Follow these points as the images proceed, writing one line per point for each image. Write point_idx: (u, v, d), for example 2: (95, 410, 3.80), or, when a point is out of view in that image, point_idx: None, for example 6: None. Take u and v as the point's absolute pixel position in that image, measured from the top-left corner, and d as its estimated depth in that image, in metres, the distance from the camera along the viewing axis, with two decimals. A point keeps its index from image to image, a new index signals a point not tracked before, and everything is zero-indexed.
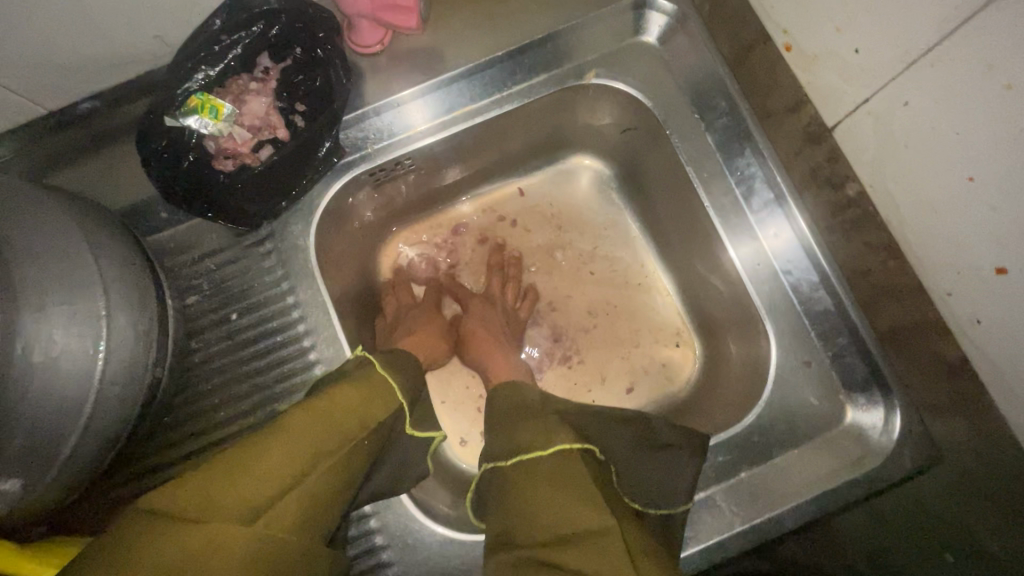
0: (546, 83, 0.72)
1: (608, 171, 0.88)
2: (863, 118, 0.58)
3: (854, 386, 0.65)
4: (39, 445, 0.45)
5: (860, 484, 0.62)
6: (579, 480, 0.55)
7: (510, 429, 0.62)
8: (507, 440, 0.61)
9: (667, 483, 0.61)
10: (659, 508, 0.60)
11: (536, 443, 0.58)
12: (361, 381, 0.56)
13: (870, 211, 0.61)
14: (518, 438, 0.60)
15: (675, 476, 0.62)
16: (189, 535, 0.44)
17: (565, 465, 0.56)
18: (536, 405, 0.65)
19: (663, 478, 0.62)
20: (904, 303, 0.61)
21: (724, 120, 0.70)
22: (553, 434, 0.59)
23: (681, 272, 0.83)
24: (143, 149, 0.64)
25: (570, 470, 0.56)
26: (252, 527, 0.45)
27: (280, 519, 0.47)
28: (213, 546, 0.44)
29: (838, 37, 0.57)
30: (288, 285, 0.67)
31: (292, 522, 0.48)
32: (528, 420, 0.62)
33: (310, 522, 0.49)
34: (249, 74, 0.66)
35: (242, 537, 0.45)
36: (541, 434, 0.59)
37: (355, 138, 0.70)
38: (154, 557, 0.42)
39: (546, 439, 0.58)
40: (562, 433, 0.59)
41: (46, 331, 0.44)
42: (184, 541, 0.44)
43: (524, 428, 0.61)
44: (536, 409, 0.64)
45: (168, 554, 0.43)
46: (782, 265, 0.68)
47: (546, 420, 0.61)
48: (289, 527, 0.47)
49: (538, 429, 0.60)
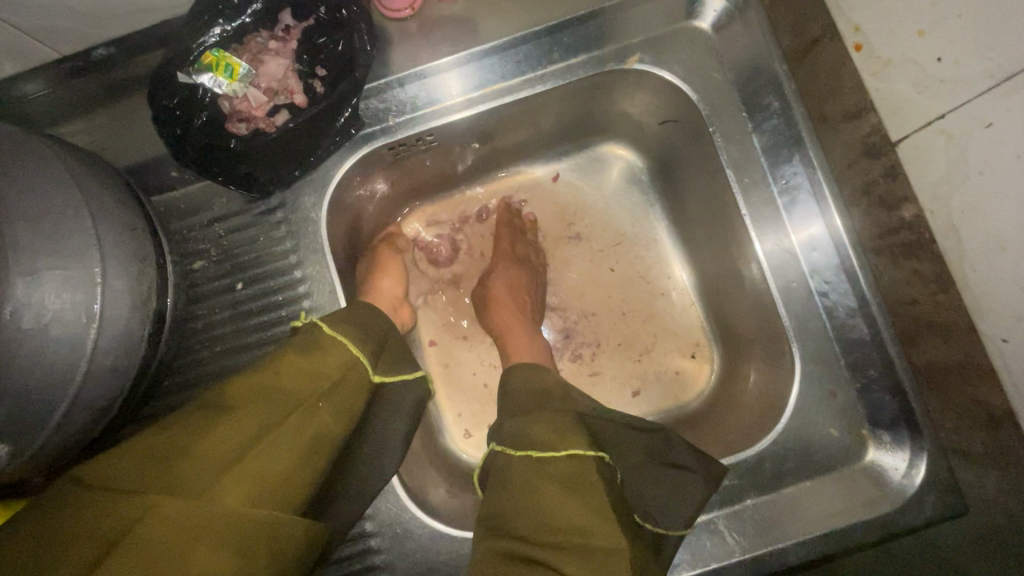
0: (584, 65, 0.66)
1: (641, 164, 0.83)
2: (933, 137, 0.52)
3: (880, 424, 0.61)
4: (25, 414, 0.44)
5: (874, 527, 0.59)
6: (591, 488, 0.53)
7: (523, 418, 0.61)
8: (520, 429, 0.59)
9: (666, 503, 0.59)
10: (656, 525, 0.58)
11: (549, 441, 0.57)
12: (315, 350, 0.54)
13: (924, 239, 0.55)
14: (532, 431, 0.58)
15: (677, 496, 0.59)
16: (124, 505, 0.43)
17: (577, 471, 0.54)
18: (557, 399, 0.63)
19: (664, 496, 0.60)
20: (949, 343, 0.56)
21: (774, 122, 0.64)
22: (565, 435, 0.57)
23: (705, 277, 0.79)
24: (154, 103, 0.60)
25: (581, 477, 0.54)
26: (196, 501, 0.44)
27: (227, 492, 0.45)
28: (150, 517, 0.43)
29: (922, 41, 0.52)
30: (295, 258, 0.65)
31: (239, 495, 0.45)
32: (543, 413, 0.61)
33: (260, 496, 0.46)
34: (269, 32, 0.63)
35: (177, 506, 0.43)
36: (555, 432, 0.57)
37: (376, 109, 0.65)
38: (95, 527, 0.42)
39: (559, 439, 0.57)
40: (575, 436, 0.57)
41: (37, 297, 0.43)
42: (125, 511, 0.43)
43: (538, 421, 0.60)
44: (555, 403, 0.62)
45: (110, 524, 0.42)
46: (817, 285, 0.63)
47: (563, 418, 0.60)
48: (232, 499, 0.45)
49: (553, 425, 0.59)
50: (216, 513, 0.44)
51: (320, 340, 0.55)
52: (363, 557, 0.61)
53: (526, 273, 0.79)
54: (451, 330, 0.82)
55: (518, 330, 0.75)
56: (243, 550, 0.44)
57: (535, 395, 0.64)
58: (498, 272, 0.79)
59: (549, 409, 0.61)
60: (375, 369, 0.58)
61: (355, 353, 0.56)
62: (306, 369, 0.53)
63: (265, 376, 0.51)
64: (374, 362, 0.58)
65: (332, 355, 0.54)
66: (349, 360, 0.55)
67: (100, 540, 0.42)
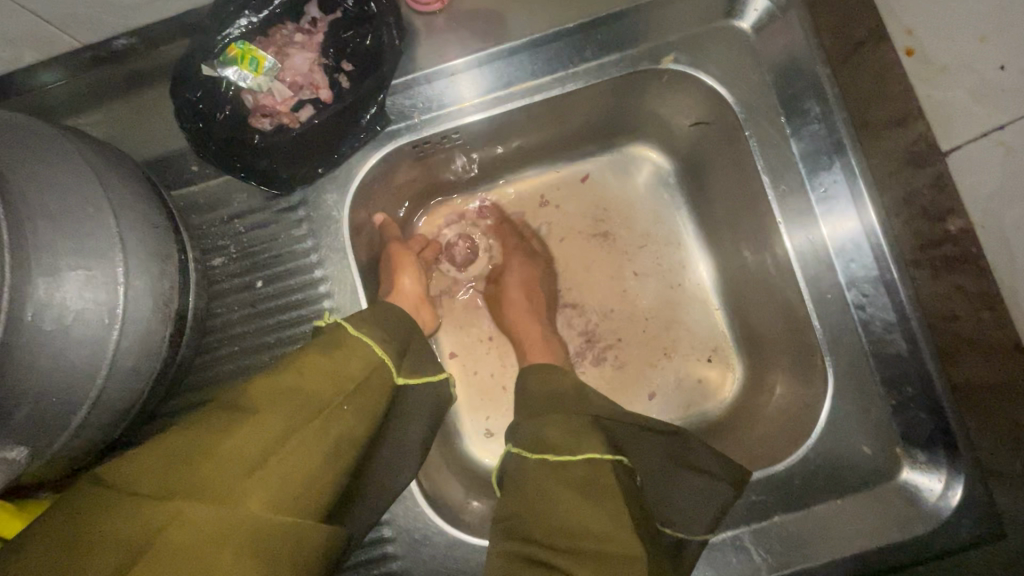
0: (618, 64, 0.64)
1: (669, 166, 0.80)
2: (990, 148, 0.53)
3: (916, 443, 0.59)
4: (45, 416, 0.43)
5: (907, 548, 0.57)
6: (608, 492, 0.51)
7: (538, 419, 0.59)
8: (535, 432, 0.58)
9: (688, 509, 0.58)
10: (675, 529, 0.57)
11: (565, 443, 0.55)
12: (337, 350, 0.53)
13: (970, 252, 0.55)
14: (547, 433, 0.57)
15: (700, 501, 0.58)
16: (146, 509, 0.42)
17: (592, 475, 0.53)
18: (571, 401, 0.62)
19: (684, 501, 0.59)
20: (993, 362, 0.56)
21: (814, 128, 0.62)
22: (582, 438, 0.55)
23: (732, 284, 0.77)
24: (177, 97, 0.59)
25: (597, 481, 0.52)
26: (220, 506, 0.43)
27: (251, 498, 0.44)
28: (173, 523, 0.42)
29: (983, 47, 0.54)
30: (316, 258, 0.63)
31: (263, 500, 0.44)
32: (557, 414, 0.59)
33: (285, 501, 0.45)
34: (295, 24, 0.61)
35: (200, 512, 0.42)
36: (571, 435, 0.56)
37: (403, 106, 0.64)
38: (116, 532, 0.41)
39: (575, 441, 0.55)
40: (592, 438, 0.55)
41: (58, 297, 0.41)
42: (146, 516, 0.42)
43: (553, 423, 0.58)
44: (570, 405, 0.61)
45: (131, 529, 0.41)
46: (855, 298, 0.60)
47: (580, 419, 0.58)
48: (257, 505, 0.44)
49: (568, 427, 0.57)
50: (239, 518, 0.43)
51: (341, 341, 0.53)
52: (379, 563, 0.60)
53: (542, 271, 0.81)
54: (468, 331, 0.81)
55: (530, 330, 0.76)
56: (266, 556, 0.43)
57: (549, 397, 0.63)
58: (512, 269, 0.80)
59: (565, 411, 0.60)
60: (400, 372, 0.56)
61: (377, 352, 0.54)
62: (327, 371, 0.51)
63: (285, 377, 0.50)
64: (398, 364, 0.56)
65: (353, 355, 0.53)
66: (371, 363, 0.53)
67: (122, 545, 0.41)
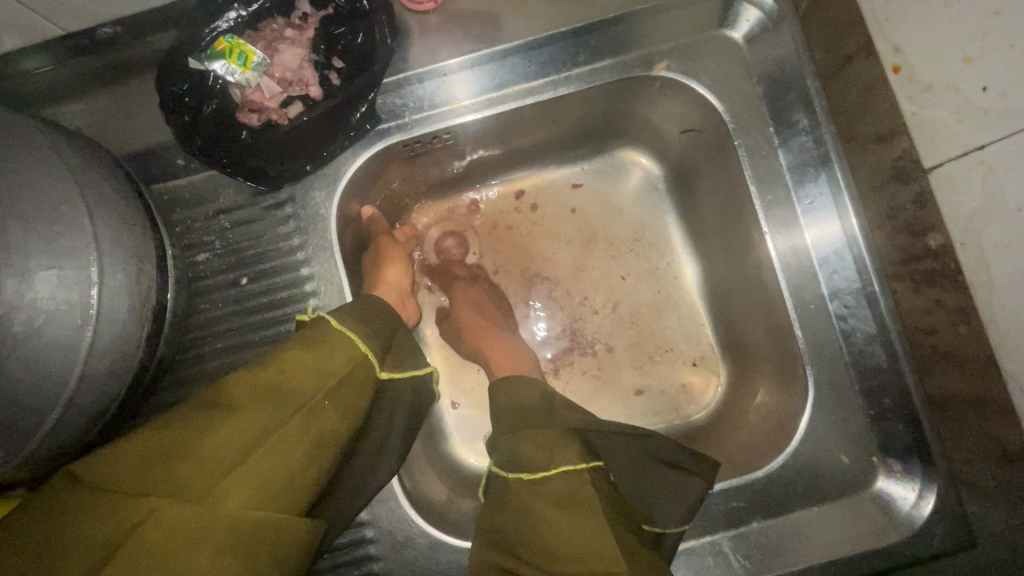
0: (610, 69, 0.64)
1: (660, 173, 0.81)
2: (970, 167, 0.52)
3: (891, 453, 0.60)
4: (19, 417, 0.43)
5: (880, 557, 0.58)
6: (586, 503, 0.51)
7: (512, 435, 0.59)
8: (510, 449, 0.58)
9: (663, 500, 0.59)
10: (653, 525, 0.57)
11: (538, 458, 0.55)
12: (318, 343, 0.52)
13: (950, 267, 0.55)
14: (520, 451, 0.57)
15: (677, 495, 0.58)
16: (123, 508, 0.42)
17: (572, 487, 0.52)
18: (541, 415, 0.62)
19: (661, 494, 0.59)
20: (967, 374, 0.56)
21: (802, 140, 0.63)
22: (556, 451, 0.55)
23: (716, 291, 0.78)
24: (162, 88, 0.58)
25: (577, 493, 0.52)
26: (199, 505, 0.42)
27: (231, 495, 0.43)
28: (151, 520, 0.41)
29: (967, 68, 0.52)
30: (302, 256, 0.63)
31: (241, 499, 0.43)
32: (532, 429, 0.59)
33: (264, 498, 0.44)
34: (285, 19, 0.60)
35: (179, 511, 0.42)
36: (544, 449, 0.56)
37: (393, 105, 0.63)
38: (91, 531, 0.41)
39: (549, 455, 0.55)
40: (568, 449, 0.55)
41: (29, 298, 0.41)
42: (122, 516, 0.41)
43: (527, 439, 0.58)
44: (543, 419, 0.61)
45: (107, 528, 0.41)
46: (837, 309, 0.62)
47: (555, 432, 0.58)
48: (238, 502, 0.43)
49: (541, 441, 0.57)
50: (217, 518, 0.42)
51: (319, 331, 0.53)
52: (360, 564, 0.60)
53: (493, 294, 0.79)
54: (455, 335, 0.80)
55: (496, 343, 0.74)
56: (245, 552, 0.42)
57: (522, 412, 0.63)
58: (460, 294, 0.78)
59: (538, 426, 0.60)
60: (383, 366, 0.56)
61: (360, 345, 0.54)
62: (311, 366, 0.50)
63: (263, 373, 0.49)
64: (381, 358, 0.56)
65: (336, 349, 0.52)
66: (346, 359, 0.52)
67: (97, 544, 0.40)
